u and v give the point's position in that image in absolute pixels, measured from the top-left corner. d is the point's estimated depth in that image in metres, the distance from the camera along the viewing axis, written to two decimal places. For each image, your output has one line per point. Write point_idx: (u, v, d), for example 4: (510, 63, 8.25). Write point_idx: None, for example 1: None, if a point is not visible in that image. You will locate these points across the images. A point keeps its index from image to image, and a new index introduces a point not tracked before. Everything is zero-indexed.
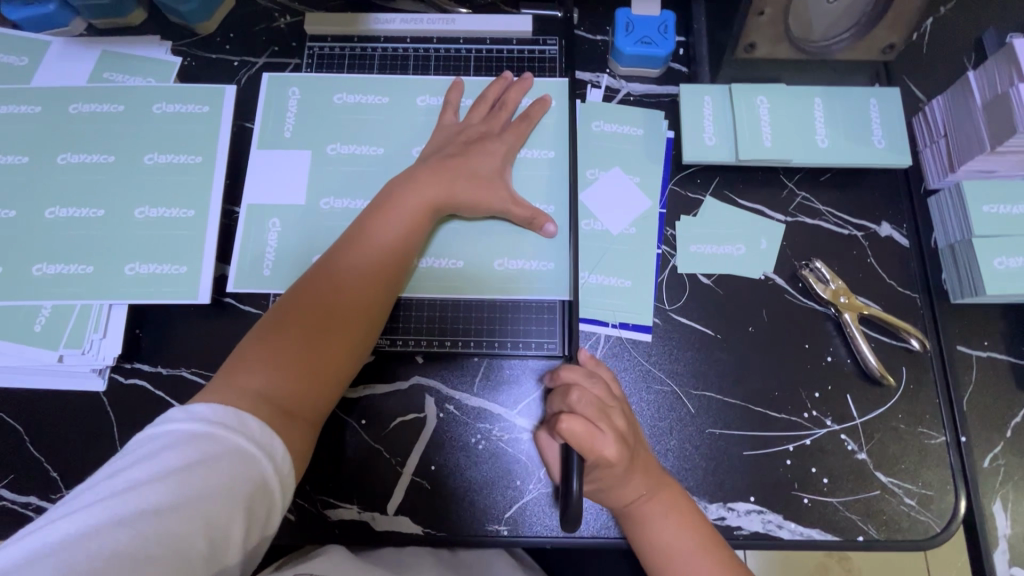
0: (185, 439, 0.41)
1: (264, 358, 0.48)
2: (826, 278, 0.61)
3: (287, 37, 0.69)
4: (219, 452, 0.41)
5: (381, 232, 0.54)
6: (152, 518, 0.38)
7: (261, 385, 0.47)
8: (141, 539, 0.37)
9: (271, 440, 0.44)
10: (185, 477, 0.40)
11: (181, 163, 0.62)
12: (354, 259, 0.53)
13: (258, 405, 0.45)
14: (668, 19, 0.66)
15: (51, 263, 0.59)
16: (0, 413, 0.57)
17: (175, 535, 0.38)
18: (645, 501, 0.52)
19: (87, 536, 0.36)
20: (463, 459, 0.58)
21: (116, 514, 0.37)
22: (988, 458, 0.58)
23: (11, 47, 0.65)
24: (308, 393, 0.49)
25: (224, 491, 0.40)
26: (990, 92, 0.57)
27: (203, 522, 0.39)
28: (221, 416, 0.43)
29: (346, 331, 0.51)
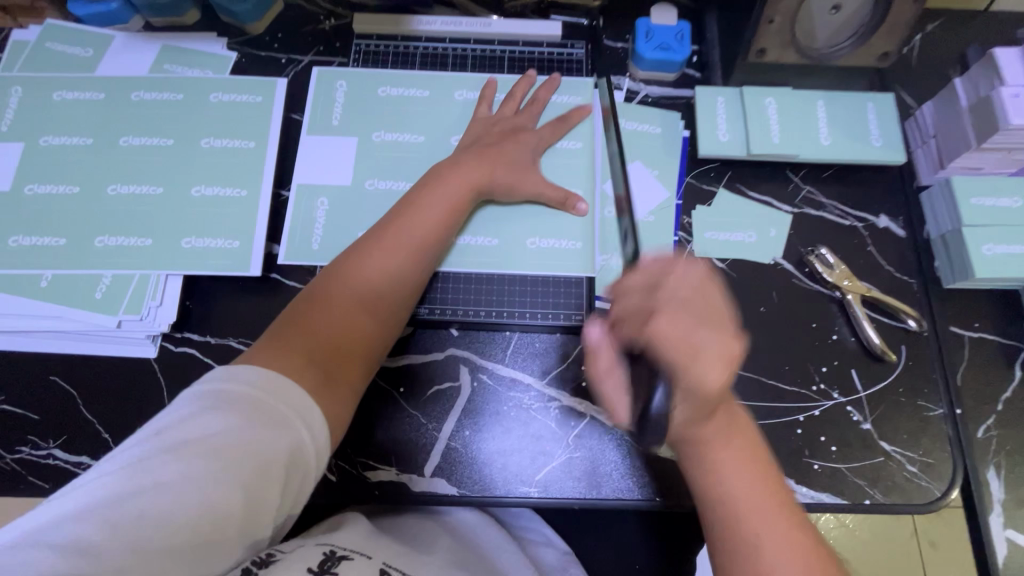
0: (228, 402, 0.43)
1: (310, 326, 0.51)
2: (831, 263, 0.66)
3: (332, 37, 0.75)
4: (257, 420, 0.42)
5: (420, 213, 0.59)
6: (195, 483, 0.39)
7: (305, 352, 0.49)
8: (183, 503, 0.38)
9: (308, 407, 0.45)
10: (226, 446, 0.41)
11: (235, 147, 0.67)
12: (394, 239, 0.57)
13: (306, 367, 0.48)
14: (684, 28, 0.72)
15: (111, 235, 0.62)
16: (56, 376, 0.60)
17: (213, 503, 0.39)
18: (742, 510, 0.47)
19: (134, 495, 0.38)
20: (496, 426, 0.61)
21: (159, 477, 0.39)
22: (981, 430, 0.63)
23: (77, 39, 0.71)
24: (347, 362, 0.51)
25: (262, 460, 0.41)
26: (974, 95, 0.63)
27: (242, 491, 0.40)
28: (261, 383, 0.44)
29: (383, 308, 0.55)
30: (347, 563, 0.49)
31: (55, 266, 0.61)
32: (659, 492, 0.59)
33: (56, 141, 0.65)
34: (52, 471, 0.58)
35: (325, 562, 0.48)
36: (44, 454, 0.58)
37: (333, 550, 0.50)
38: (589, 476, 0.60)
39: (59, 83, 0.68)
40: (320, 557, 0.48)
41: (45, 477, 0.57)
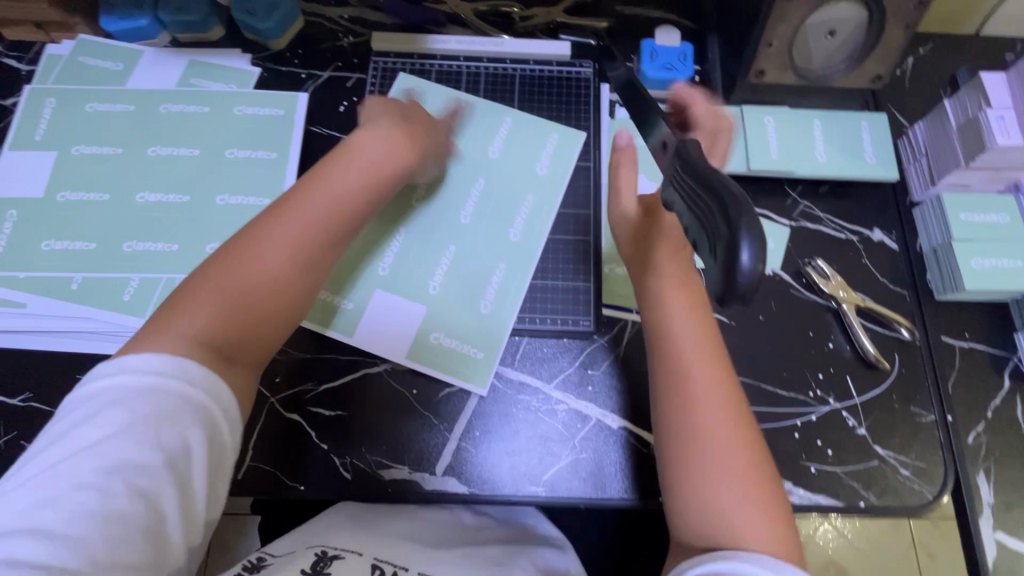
0: (123, 398, 0.45)
1: (203, 296, 0.51)
2: (827, 274, 0.69)
3: (351, 54, 0.78)
4: (169, 409, 0.45)
5: (306, 195, 0.57)
6: (113, 475, 0.42)
7: (197, 330, 0.50)
8: (107, 496, 0.42)
9: (218, 388, 0.48)
10: (133, 437, 0.43)
11: (258, 157, 0.70)
12: (281, 224, 0.55)
13: (198, 348, 0.49)
14: (687, 49, 0.76)
15: (139, 240, 0.65)
16: (83, 375, 0.63)
17: (143, 488, 0.43)
18: (699, 415, 0.53)
19: (50, 501, 0.41)
20: (505, 427, 0.64)
21: (74, 478, 0.42)
22: (972, 436, 0.65)
23: (108, 54, 0.74)
24: (249, 339, 0.52)
25: (179, 442, 0.44)
26: (963, 116, 0.67)
27: (169, 472, 0.44)
28: (156, 371, 0.46)
29: (271, 277, 0.54)
30: (337, 561, 0.55)
31: (85, 269, 0.64)
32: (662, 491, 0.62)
33: (88, 150, 0.68)
34: None
35: (316, 564, 0.54)
36: None
37: (325, 551, 0.57)
38: (595, 477, 0.62)
39: (91, 95, 0.71)
40: (312, 560, 0.55)
41: None
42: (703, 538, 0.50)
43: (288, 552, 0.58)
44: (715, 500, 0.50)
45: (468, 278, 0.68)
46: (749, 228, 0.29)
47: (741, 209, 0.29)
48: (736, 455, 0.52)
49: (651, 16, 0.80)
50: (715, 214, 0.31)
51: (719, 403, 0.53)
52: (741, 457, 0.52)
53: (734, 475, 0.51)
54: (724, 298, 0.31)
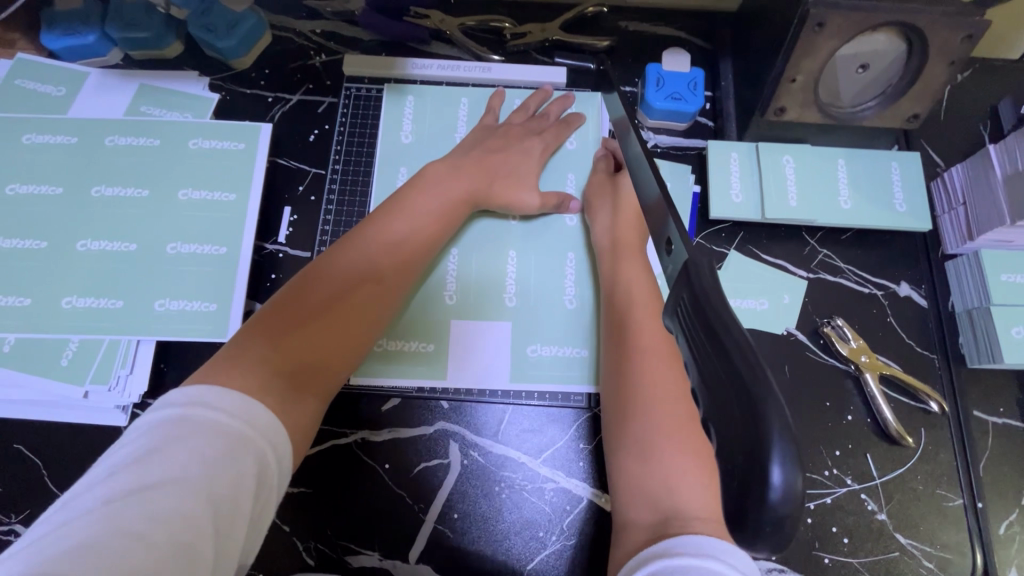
0: (190, 430, 0.37)
1: (273, 319, 0.47)
2: (847, 337, 0.62)
3: (322, 75, 0.70)
4: (218, 435, 0.37)
5: (392, 216, 0.56)
6: (163, 524, 0.33)
7: (267, 354, 0.44)
8: (146, 550, 0.32)
9: (271, 424, 0.40)
10: (192, 479, 0.35)
11: (214, 199, 0.63)
12: (365, 241, 0.54)
13: (271, 377, 0.43)
14: (698, 76, 0.68)
15: (80, 296, 0.58)
16: (19, 446, 0.56)
17: (184, 547, 0.33)
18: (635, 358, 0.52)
19: (87, 549, 0.31)
20: (486, 509, 0.58)
21: (121, 523, 0.33)
22: (1003, 524, 0.58)
23: (50, 76, 0.66)
24: (325, 369, 0.48)
25: (234, 489, 0.36)
26: (1009, 168, 0.59)
27: (213, 527, 0.35)
28: (227, 403, 0.39)
29: (348, 296, 0.50)
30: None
31: (19, 329, 0.57)
32: None
33: (23, 189, 0.61)
34: None
35: None
36: (5, 530, 0.55)
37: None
38: (584, 568, 0.56)
39: (29, 124, 0.63)
40: None
41: None
42: (655, 505, 0.44)
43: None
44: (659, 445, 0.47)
45: (525, 286, 0.63)
46: (781, 440, 0.21)
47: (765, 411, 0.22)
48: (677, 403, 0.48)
49: (657, 36, 0.72)
50: (736, 407, 0.23)
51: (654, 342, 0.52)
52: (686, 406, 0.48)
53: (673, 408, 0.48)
54: (738, 521, 0.22)
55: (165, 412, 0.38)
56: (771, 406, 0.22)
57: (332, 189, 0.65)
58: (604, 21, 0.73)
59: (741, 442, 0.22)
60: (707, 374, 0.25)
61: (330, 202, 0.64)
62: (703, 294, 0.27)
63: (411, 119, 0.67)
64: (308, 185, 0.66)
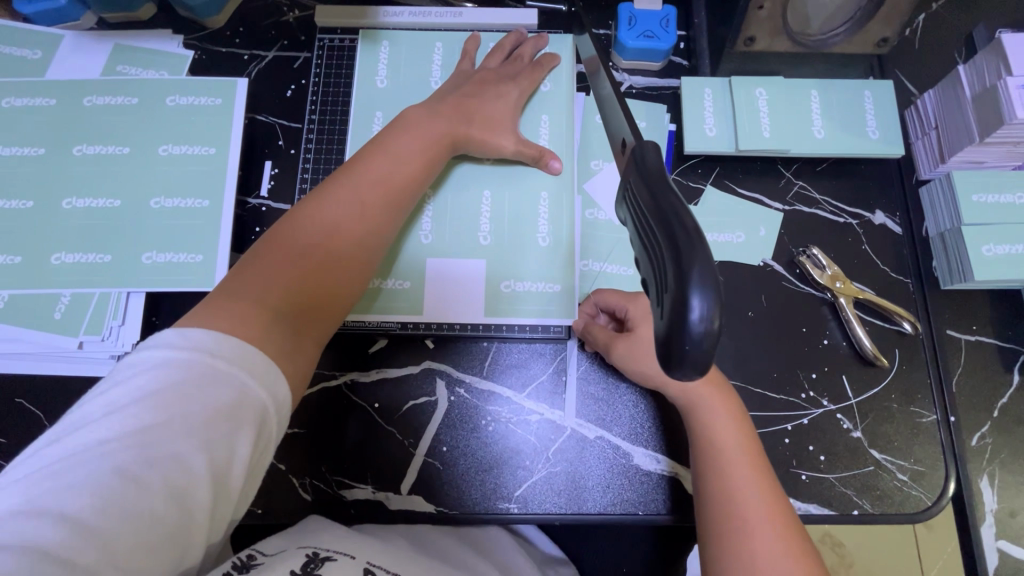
0: (183, 374, 0.37)
1: (270, 270, 0.46)
2: (822, 265, 0.63)
3: (296, 30, 0.70)
4: (220, 392, 0.37)
5: (378, 159, 0.55)
6: (159, 465, 0.35)
7: (265, 302, 0.44)
8: (144, 489, 0.34)
9: (274, 373, 0.40)
10: (186, 423, 0.36)
11: (194, 154, 0.63)
12: (355, 186, 0.53)
13: (268, 324, 0.43)
14: (670, 13, 0.67)
15: (69, 252, 0.60)
16: (21, 399, 0.58)
17: (181, 486, 0.35)
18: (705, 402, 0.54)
19: (88, 486, 0.33)
20: (474, 441, 0.60)
21: (120, 461, 0.34)
22: (975, 437, 0.61)
23: (24, 40, 0.67)
24: (322, 313, 0.48)
25: (228, 436, 0.37)
26: (978, 86, 0.59)
27: (209, 469, 0.36)
28: (227, 354, 0.39)
29: (340, 242, 0.50)
30: (331, 564, 0.45)
31: (11, 286, 0.59)
32: (640, 505, 0.58)
33: (6, 152, 0.62)
34: None
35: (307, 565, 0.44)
36: None
37: (316, 552, 0.46)
38: (570, 493, 0.58)
39: (7, 88, 0.64)
40: (302, 560, 0.44)
41: None
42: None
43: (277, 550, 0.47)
44: (738, 481, 0.49)
45: (503, 231, 0.64)
46: (697, 284, 0.26)
47: (685, 267, 0.27)
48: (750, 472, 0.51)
49: None
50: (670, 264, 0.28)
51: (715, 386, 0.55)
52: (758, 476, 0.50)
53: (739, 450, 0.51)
54: (667, 354, 0.28)
55: (163, 355, 0.38)
56: (691, 258, 0.27)
57: (309, 140, 0.66)
58: None
59: (672, 295, 0.28)
60: (652, 247, 0.30)
61: (308, 153, 0.65)
62: (657, 190, 0.31)
63: (385, 68, 0.67)
64: (287, 139, 0.66)
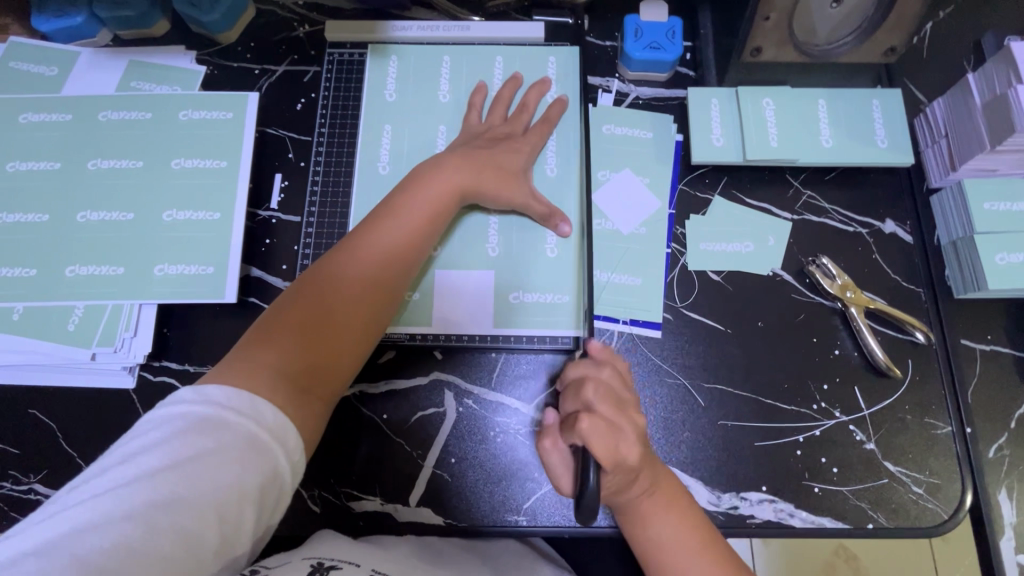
0: (192, 424, 0.40)
1: (283, 330, 0.49)
2: (833, 274, 0.62)
3: (305, 45, 0.71)
4: (229, 440, 0.40)
5: (398, 213, 0.56)
6: (170, 512, 0.37)
7: (275, 363, 0.47)
8: (150, 534, 0.36)
9: (282, 426, 0.43)
10: (196, 468, 0.39)
11: (206, 167, 0.64)
12: (372, 241, 0.54)
13: (275, 382, 0.45)
14: (675, 24, 0.68)
15: (83, 264, 0.61)
16: (34, 410, 0.59)
17: (188, 529, 0.37)
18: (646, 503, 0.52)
19: (101, 527, 0.36)
20: (482, 453, 0.59)
21: (130, 504, 0.37)
22: (992, 449, 0.60)
23: (42, 57, 0.68)
24: (329, 371, 0.50)
25: (237, 485, 0.39)
26: (987, 93, 0.59)
27: (216, 513, 0.39)
28: (237, 406, 0.42)
29: (354, 301, 0.52)
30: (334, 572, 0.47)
31: (27, 298, 0.59)
32: None
33: (24, 166, 0.63)
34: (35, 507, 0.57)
35: None
36: (25, 489, 0.57)
37: (320, 563, 0.48)
38: None
39: (26, 104, 0.66)
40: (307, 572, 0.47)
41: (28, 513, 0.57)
42: None
43: (282, 563, 0.48)
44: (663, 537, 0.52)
45: (510, 242, 0.64)
46: (592, 461, 0.48)
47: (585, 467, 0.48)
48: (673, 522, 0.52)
49: None
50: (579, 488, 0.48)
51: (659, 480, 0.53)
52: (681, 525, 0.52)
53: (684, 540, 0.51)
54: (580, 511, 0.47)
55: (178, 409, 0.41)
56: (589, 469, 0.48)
57: (319, 153, 0.66)
58: None
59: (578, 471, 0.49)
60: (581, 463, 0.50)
61: (317, 166, 0.66)
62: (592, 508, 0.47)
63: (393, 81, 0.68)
64: (297, 152, 0.67)
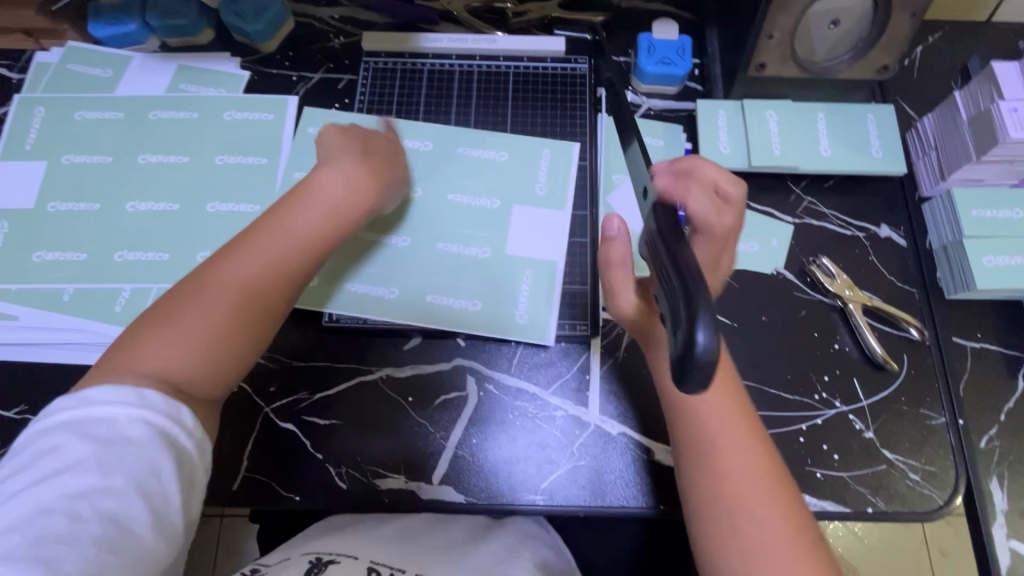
0: (77, 425, 0.42)
1: (183, 326, 0.49)
2: (832, 273, 0.67)
3: (341, 54, 0.77)
4: (121, 431, 0.42)
5: (289, 218, 0.56)
6: (84, 504, 0.40)
7: (172, 359, 0.47)
8: (73, 524, 0.39)
9: (178, 413, 0.45)
10: (94, 461, 0.41)
11: (248, 163, 0.69)
12: (285, 245, 0.54)
13: (162, 378, 0.46)
14: (685, 43, 0.74)
15: (130, 250, 0.65)
16: (76, 387, 0.62)
17: (115, 510, 0.40)
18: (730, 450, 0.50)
19: (24, 524, 0.38)
20: (502, 436, 0.63)
21: (43, 505, 0.39)
22: (983, 440, 0.63)
23: (96, 61, 0.73)
24: (228, 365, 0.50)
25: (143, 465, 0.42)
26: (973, 107, 0.65)
27: (136, 496, 0.41)
28: (129, 397, 0.44)
29: (258, 299, 0.52)
30: (332, 567, 0.51)
31: (77, 280, 0.63)
32: (662, 500, 0.60)
33: (77, 159, 0.68)
34: None
35: (310, 569, 0.50)
36: None
37: (319, 557, 0.53)
38: (594, 486, 0.61)
39: (80, 103, 0.70)
40: (307, 566, 0.50)
41: None
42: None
43: (284, 559, 0.53)
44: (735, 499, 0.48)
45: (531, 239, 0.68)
46: (704, 317, 0.29)
47: (694, 277, 0.31)
48: (751, 487, 0.49)
49: (647, 10, 0.79)
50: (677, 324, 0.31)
51: (739, 436, 0.51)
52: (754, 489, 0.48)
53: (785, 554, 0.46)
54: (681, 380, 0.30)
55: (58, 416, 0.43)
56: (698, 292, 0.30)
57: None
58: None
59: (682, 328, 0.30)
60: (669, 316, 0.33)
61: None
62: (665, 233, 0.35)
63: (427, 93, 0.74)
64: None
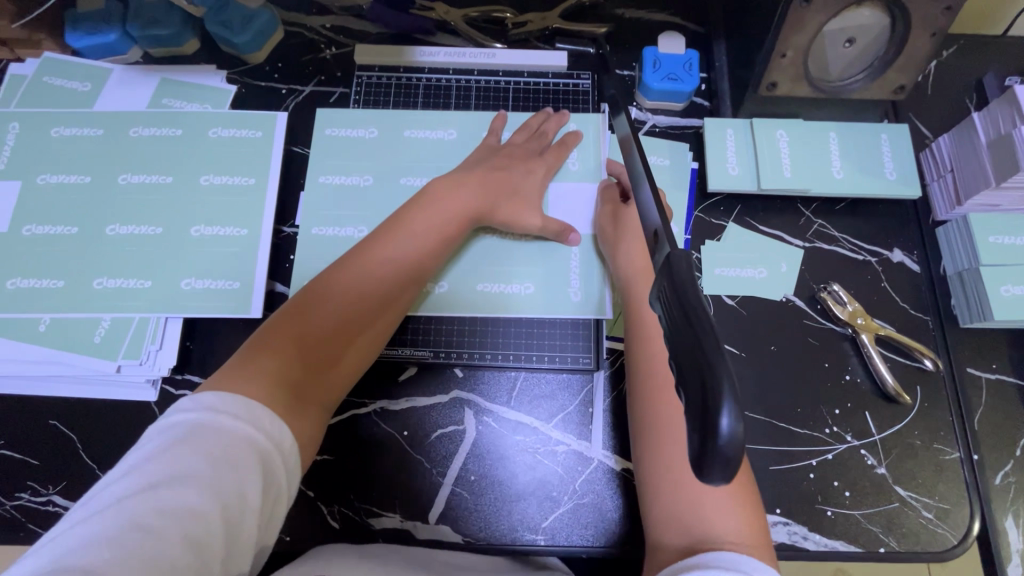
0: (192, 431, 0.39)
1: (286, 341, 0.48)
2: (844, 301, 0.65)
3: (333, 67, 0.73)
4: (234, 445, 0.38)
5: (395, 239, 0.56)
6: (173, 519, 0.35)
7: (273, 369, 0.45)
8: (156, 543, 0.34)
9: (279, 431, 0.41)
10: (193, 474, 0.36)
11: (235, 184, 0.66)
12: (381, 261, 0.54)
13: (266, 387, 0.43)
14: (692, 57, 0.71)
15: (111, 277, 0.61)
16: (55, 421, 0.59)
17: (198, 534, 0.35)
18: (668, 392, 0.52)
19: (106, 540, 0.33)
20: (501, 472, 0.60)
21: (136, 517, 0.34)
22: (998, 475, 0.61)
23: (74, 73, 0.70)
24: (323, 382, 0.48)
25: (236, 487, 0.37)
26: (993, 133, 0.62)
27: (221, 521, 0.36)
28: (244, 411, 0.40)
29: (355, 318, 0.51)
30: None
31: (55, 309, 0.60)
32: None
33: (55, 179, 0.64)
34: (52, 519, 0.57)
35: None
36: (43, 501, 0.57)
37: None
38: (597, 526, 0.58)
39: (58, 118, 0.67)
40: None
41: (44, 525, 0.56)
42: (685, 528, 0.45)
43: None
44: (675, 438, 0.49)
45: (532, 266, 0.66)
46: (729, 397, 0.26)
47: (713, 339, 0.28)
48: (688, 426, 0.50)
49: (653, 22, 0.76)
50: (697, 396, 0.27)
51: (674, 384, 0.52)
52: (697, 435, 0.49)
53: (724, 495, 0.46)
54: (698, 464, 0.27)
55: (196, 419, 0.39)
56: (719, 361, 0.27)
57: None
58: (601, 8, 0.76)
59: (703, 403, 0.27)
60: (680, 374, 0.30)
61: None
62: (681, 285, 0.32)
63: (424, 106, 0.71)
64: None
